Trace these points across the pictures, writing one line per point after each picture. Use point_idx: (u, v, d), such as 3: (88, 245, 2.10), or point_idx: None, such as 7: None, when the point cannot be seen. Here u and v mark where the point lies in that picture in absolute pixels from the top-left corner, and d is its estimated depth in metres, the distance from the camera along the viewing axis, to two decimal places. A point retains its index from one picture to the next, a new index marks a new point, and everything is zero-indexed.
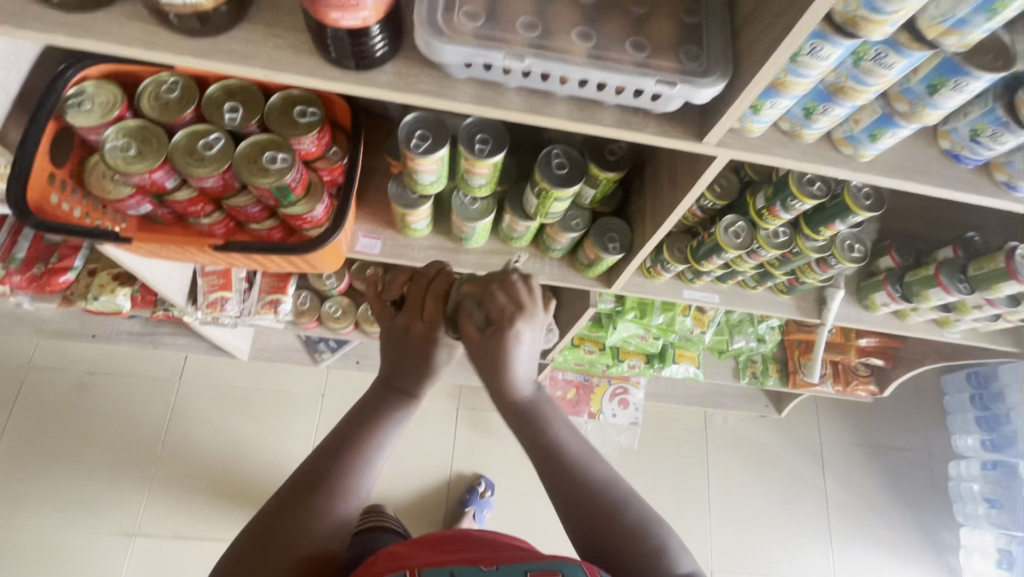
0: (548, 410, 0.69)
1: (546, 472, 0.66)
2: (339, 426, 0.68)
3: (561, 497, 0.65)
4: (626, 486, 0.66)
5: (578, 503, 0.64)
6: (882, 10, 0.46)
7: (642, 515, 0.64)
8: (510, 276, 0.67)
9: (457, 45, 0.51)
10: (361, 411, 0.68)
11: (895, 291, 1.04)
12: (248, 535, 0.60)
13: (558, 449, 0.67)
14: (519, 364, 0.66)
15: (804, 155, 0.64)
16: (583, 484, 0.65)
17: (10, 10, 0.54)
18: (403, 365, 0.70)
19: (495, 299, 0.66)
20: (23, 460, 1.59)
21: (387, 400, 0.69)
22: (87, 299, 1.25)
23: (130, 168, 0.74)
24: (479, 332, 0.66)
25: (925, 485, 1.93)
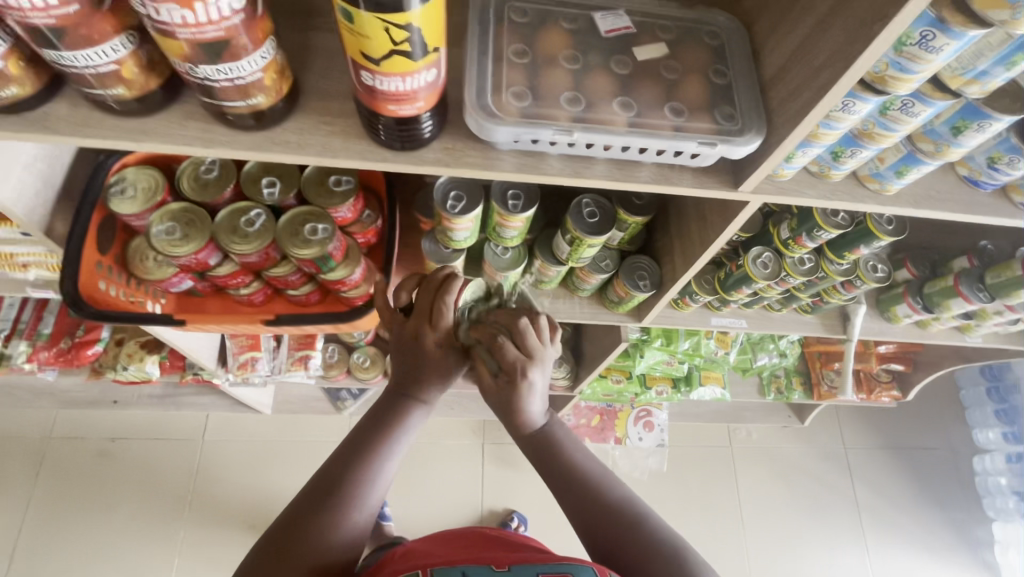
0: (562, 436, 0.79)
1: (565, 490, 0.76)
2: (353, 434, 0.77)
3: (580, 511, 0.74)
4: (641, 505, 0.74)
5: (595, 517, 0.73)
6: (910, 69, 0.49)
7: (659, 532, 0.71)
8: (520, 327, 0.73)
9: (508, 125, 0.54)
10: (384, 416, 0.77)
11: (917, 302, 1.06)
12: (271, 536, 0.68)
13: (573, 467, 0.77)
14: (530, 404, 0.75)
15: (833, 193, 0.66)
16: (600, 501, 0.74)
17: (74, 119, 0.56)
18: (412, 373, 0.78)
19: (506, 352, 0.73)
20: (45, 538, 1.52)
21: (399, 406, 0.78)
22: (116, 369, 1.25)
23: (177, 252, 0.76)
24: (494, 379, 0.75)
25: (953, 482, 1.92)
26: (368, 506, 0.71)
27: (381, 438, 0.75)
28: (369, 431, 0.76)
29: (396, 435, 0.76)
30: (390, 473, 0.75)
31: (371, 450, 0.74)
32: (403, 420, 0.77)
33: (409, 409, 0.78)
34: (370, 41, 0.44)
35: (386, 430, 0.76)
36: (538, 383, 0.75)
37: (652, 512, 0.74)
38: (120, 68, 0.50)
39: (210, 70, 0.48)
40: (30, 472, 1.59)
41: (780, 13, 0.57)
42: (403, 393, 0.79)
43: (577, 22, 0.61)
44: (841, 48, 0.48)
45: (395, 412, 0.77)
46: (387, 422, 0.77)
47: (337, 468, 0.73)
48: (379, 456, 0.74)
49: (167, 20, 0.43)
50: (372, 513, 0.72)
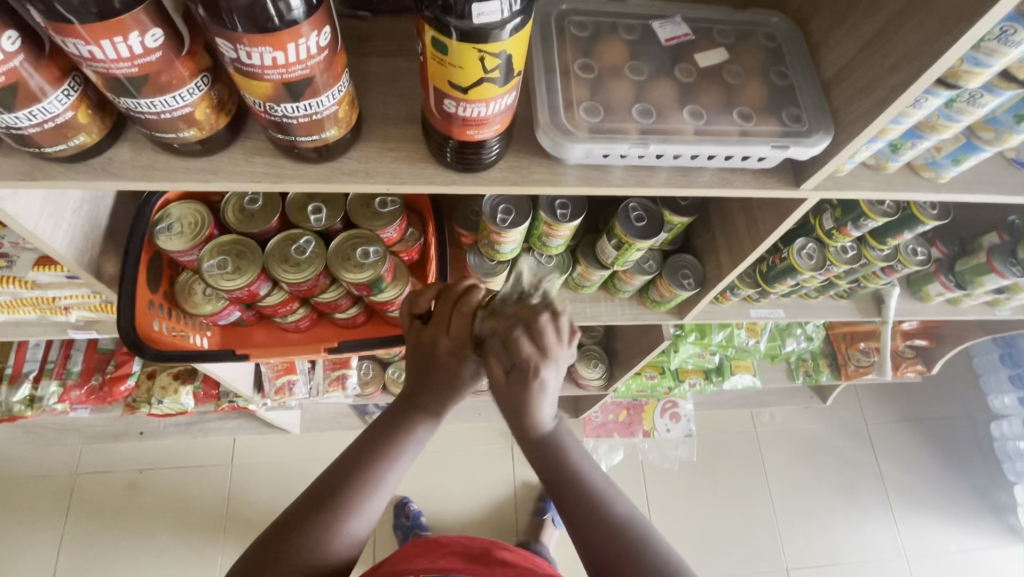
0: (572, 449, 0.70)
1: (568, 509, 0.69)
2: (355, 444, 0.74)
3: (580, 530, 0.68)
4: (648, 527, 0.68)
5: (596, 534, 0.67)
6: (985, 64, 0.49)
7: (662, 558, 0.65)
8: (538, 320, 0.61)
9: (582, 142, 0.55)
10: (386, 425, 0.74)
11: (949, 280, 1.08)
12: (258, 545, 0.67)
13: (578, 482, 0.69)
14: (542, 406, 0.66)
15: (890, 184, 0.67)
16: (600, 520, 0.67)
17: (140, 162, 0.55)
18: (422, 386, 0.73)
19: (518, 346, 0.61)
20: None
21: (406, 419, 0.73)
22: (151, 403, 1.24)
23: (229, 285, 0.76)
24: (506, 374, 0.65)
25: (971, 450, 1.95)
26: (368, 511, 0.70)
27: (383, 446, 0.72)
28: (368, 440, 0.73)
29: (399, 445, 0.72)
30: (393, 478, 0.73)
31: (370, 459, 0.71)
32: (406, 430, 0.73)
33: (418, 421, 0.73)
34: (458, 69, 0.44)
35: (387, 440, 0.72)
36: (550, 384, 0.64)
37: (660, 537, 0.67)
38: (193, 111, 0.49)
39: (289, 108, 0.47)
40: (61, 512, 1.50)
41: (841, 12, 0.57)
42: (405, 399, 0.74)
43: (635, 32, 0.63)
44: (919, 46, 0.48)
45: (398, 421, 0.73)
46: (389, 431, 0.73)
47: (335, 475, 0.71)
48: (380, 463, 0.71)
49: (256, 62, 0.43)
50: (373, 515, 0.71)
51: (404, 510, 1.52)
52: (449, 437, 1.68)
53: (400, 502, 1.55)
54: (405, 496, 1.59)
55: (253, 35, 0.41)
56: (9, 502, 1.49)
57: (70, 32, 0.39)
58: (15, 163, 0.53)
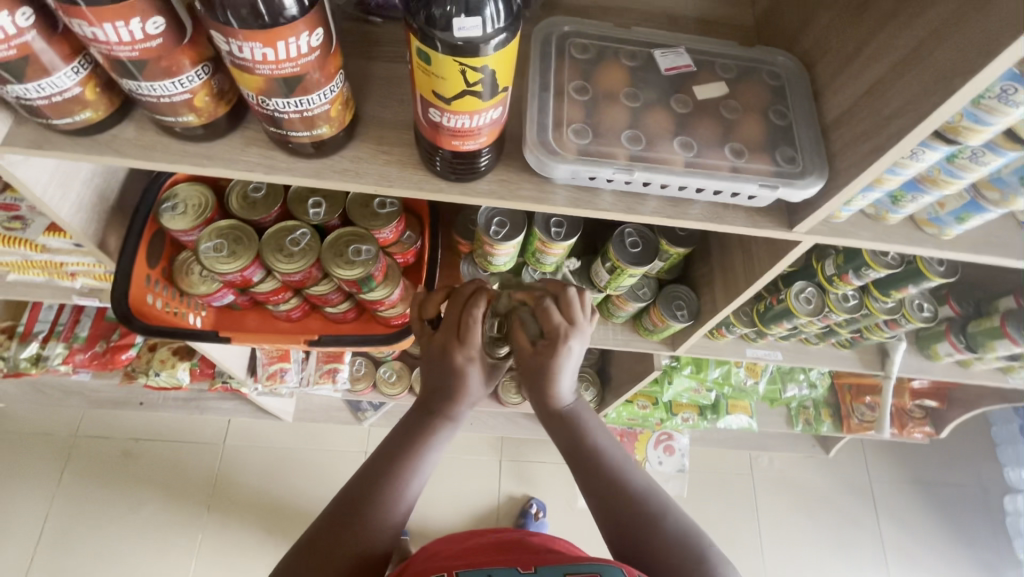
0: (589, 426, 0.76)
1: (589, 479, 0.74)
2: (382, 446, 0.76)
3: (603, 506, 0.72)
4: (665, 498, 0.72)
5: (619, 507, 0.71)
6: (985, 121, 0.48)
7: (682, 526, 0.69)
8: (566, 294, 0.70)
9: (567, 163, 0.56)
10: (407, 431, 0.75)
11: (959, 341, 1.03)
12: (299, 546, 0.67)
13: (593, 459, 0.74)
14: (563, 376, 0.71)
15: (889, 236, 0.65)
16: (622, 495, 0.71)
17: (144, 142, 0.57)
18: (439, 392, 0.75)
19: (548, 314, 0.69)
20: (64, 543, 1.46)
21: (431, 423, 0.75)
22: (149, 374, 1.28)
23: (223, 269, 0.78)
24: (532, 344, 0.71)
25: (983, 523, 1.82)
26: (396, 516, 0.70)
27: (405, 451, 0.73)
28: (391, 445, 0.75)
29: (422, 450, 0.74)
30: (418, 482, 0.74)
31: (395, 465, 0.72)
32: (427, 434, 0.75)
33: (440, 424, 0.75)
34: (442, 80, 0.44)
35: (409, 444, 0.74)
36: (574, 353, 0.71)
37: (676, 506, 0.72)
38: (192, 97, 0.51)
39: (281, 103, 0.49)
40: (54, 472, 1.53)
41: (845, 57, 0.57)
42: (425, 406, 0.76)
43: (637, 59, 0.63)
44: (914, 98, 0.47)
45: (419, 425, 0.75)
46: (411, 436, 0.75)
47: (364, 479, 0.72)
48: (406, 465, 0.73)
49: (248, 56, 0.44)
50: (402, 518, 0.71)
51: None
52: None
53: None
54: None
55: (248, 29, 0.42)
56: (8, 456, 1.53)
57: (76, 14, 0.42)
58: (27, 131, 0.56)
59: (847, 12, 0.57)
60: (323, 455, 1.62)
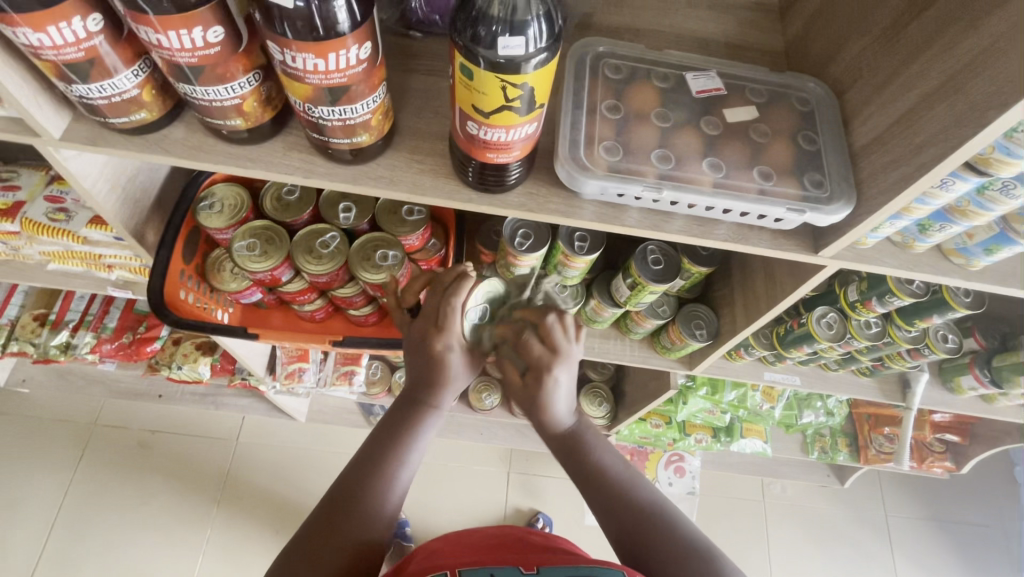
0: (590, 441, 0.74)
1: (596, 495, 0.73)
2: (367, 444, 0.75)
3: (613, 521, 0.71)
4: (674, 511, 0.71)
5: (621, 513, 0.71)
6: (1017, 154, 0.48)
7: (694, 539, 0.68)
8: (545, 322, 0.68)
9: (596, 178, 0.57)
10: (393, 422, 0.75)
11: (984, 374, 1.01)
12: (292, 547, 0.67)
13: (598, 475, 0.73)
14: (557, 405, 0.70)
15: (915, 265, 0.65)
16: (630, 509, 0.70)
17: (192, 143, 0.60)
18: (420, 380, 0.74)
19: (529, 346, 0.68)
20: (77, 529, 1.48)
21: (414, 413, 0.74)
22: (171, 367, 1.31)
23: (255, 267, 0.80)
24: (520, 377, 0.70)
25: (1003, 565, 1.76)
26: (390, 505, 0.71)
27: (392, 443, 0.73)
28: (379, 437, 0.75)
29: (409, 441, 0.74)
30: (408, 473, 0.74)
31: (385, 457, 0.73)
32: (413, 426, 0.74)
33: (422, 414, 0.74)
34: (482, 95, 0.46)
35: (395, 437, 0.74)
36: (564, 383, 0.69)
37: (685, 517, 0.71)
38: (241, 102, 0.54)
39: (326, 111, 0.51)
40: (73, 458, 1.56)
41: (876, 86, 0.57)
42: (408, 398, 0.75)
43: (669, 80, 0.65)
44: (946, 129, 0.47)
45: (404, 417, 0.74)
46: (397, 428, 0.74)
47: (352, 478, 0.71)
48: (391, 458, 0.73)
49: (299, 66, 0.46)
50: (395, 507, 0.72)
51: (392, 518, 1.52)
52: (447, 452, 1.67)
53: None
54: None
55: (301, 41, 0.44)
56: (29, 440, 1.57)
57: (143, 21, 0.44)
58: (84, 129, 0.59)
59: (879, 43, 0.58)
60: (334, 456, 1.63)
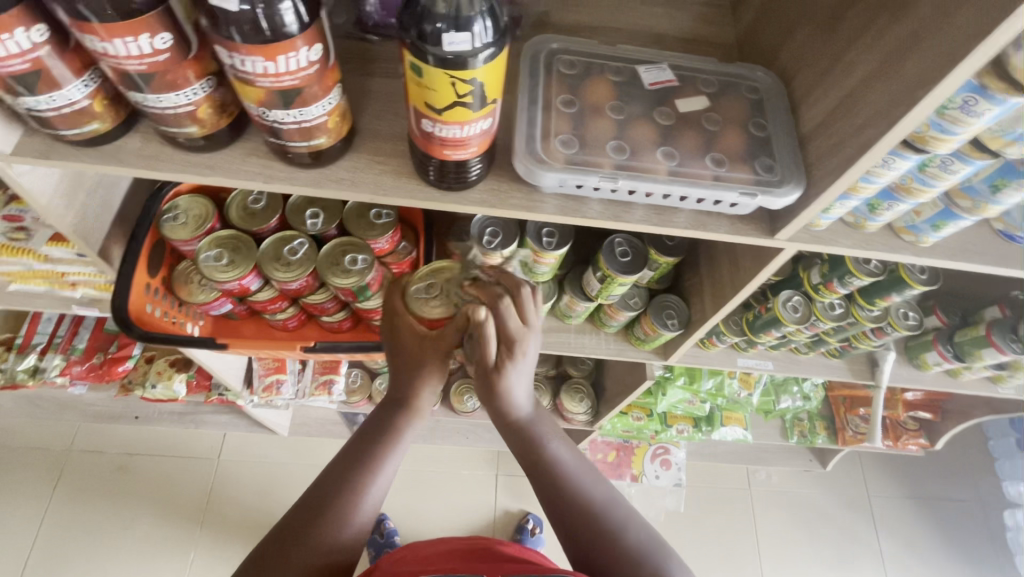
0: (544, 434, 0.75)
1: (545, 490, 0.73)
2: (342, 453, 0.75)
3: (564, 524, 0.71)
4: (628, 512, 0.72)
5: (567, 519, 0.71)
6: (950, 131, 0.51)
7: (645, 538, 0.69)
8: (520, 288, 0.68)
9: (554, 171, 0.58)
10: (371, 427, 0.77)
11: (947, 350, 1.04)
12: (256, 557, 0.66)
13: (551, 469, 0.74)
14: (521, 383, 0.72)
15: (868, 244, 0.67)
16: (580, 512, 0.71)
17: (148, 152, 0.60)
18: (400, 384, 0.77)
19: (504, 316, 0.67)
20: (53, 558, 1.44)
21: (391, 418, 0.76)
22: (145, 386, 1.28)
23: (222, 277, 0.79)
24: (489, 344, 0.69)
25: (982, 538, 1.79)
26: (364, 510, 0.70)
27: (372, 448, 0.74)
28: (356, 444, 0.76)
29: (388, 448, 0.75)
30: (384, 482, 0.74)
31: (361, 463, 0.73)
32: (393, 431, 0.76)
33: (400, 418, 0.76)
34: (433, 92, 0.47)
35: (373, 441, 0.75)
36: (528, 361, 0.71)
37: (638, 517, 0.72)
38: (195, 109, 0.54)
39: (280, 114, 0.51)
40: (47, 486, 1.51)
41: (819, 72, 0.60)
42: (386, 403, 0.77)
43: (622, 74, 0.66)
44: (882, 110, 0.50)
45: (381, 423, 0.76)
46: (376, 433, 0.75)
47: (322, 486, 0.71)
48: (366, 465, 0.73)
49: (249, 70, 0.47)
50: (369, 519, 0.71)
51: (379, 528, 1.50)
52: (434, 457, 1.66)
53: (377, 518, 1.53)
54: (383, 513, 1.56)
55: (249, 44, 0.45)
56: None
57: (88, 29, 0.44)
58: (36, 142, 0.58)
59: (820, 31, 0.60)
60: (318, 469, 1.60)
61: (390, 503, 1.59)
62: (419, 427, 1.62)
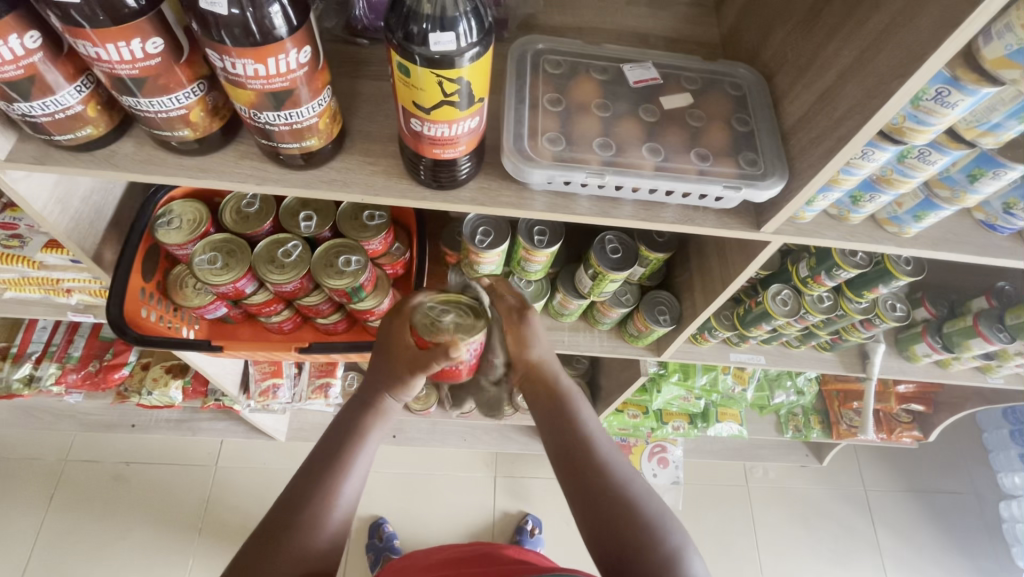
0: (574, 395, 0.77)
1: (564, 452, 0.73)
2: (312, 456, 0.75)
3: (579, 486, 0.71)
4: (644, 481, 0.72)
5: (585, 478, 0.71)
6: (926, 122, 0.52)
7: (658, 509, 0.69)
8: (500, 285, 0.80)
9: (542, 168, 0.59)
10: (343, 426, 0.77)
11: (935, 341, 1.06)
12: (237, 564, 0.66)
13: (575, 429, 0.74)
14: (540, 342, 0.77)
15: (852, 235, 0.68)
16: (600, 473, 0.71)
17: (141, 157, 0.61)
18: (371, 384, 0.77)
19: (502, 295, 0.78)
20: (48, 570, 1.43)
21: (359, 419, 0.76)
22: (141, 393, 1.28)
23: (216, 281, 0.80)
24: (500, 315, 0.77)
25: (979, 531, 1.80)
26: (339, 509, 0.71)
27: (349, 441, 0.75)
28: (333, 437, 0.76)
29: (357, 445, 0.75)
30: (358, 484, 0.74)
31: (337, 458, 0.73)
32: (361, 431, 0.76)
33: (369, 417, 0.76)
34: (421, 91, 0.48)
35: (348, 435, 0.76)
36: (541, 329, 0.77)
37: (650, 487, 0.72)
38: (187, 113, 0.55)
39: (272, 116, 0.52)
40: (43, 497, 1.51)
41: (799, 68, 0.61)
42: (355, 404, 0.78)
43: (607, 73, 0.68)
44: (858, 102, 0.51)
45: (350, 423, 0.76)
46: (351, 428, 0.76)
47: (294, 491, 0.71)
48: (338, 466, 0.73)
49: (240, 72, 0.48)
50: (342, 522, 0.71)
51: (379, 531, 1.50)
52: (432, 460, 1.66)
53: (376, 522, 1.53)
54: (382, 517, 1.56)
55: (240, 47, 0.46)
56: None
57: (80, 35, 0.45)
58: (30, 148, 0.59)
59: (799, 27, 0.62)
60: None
61: (389, 507, 1.59)
62: (417, 430, 1.63)
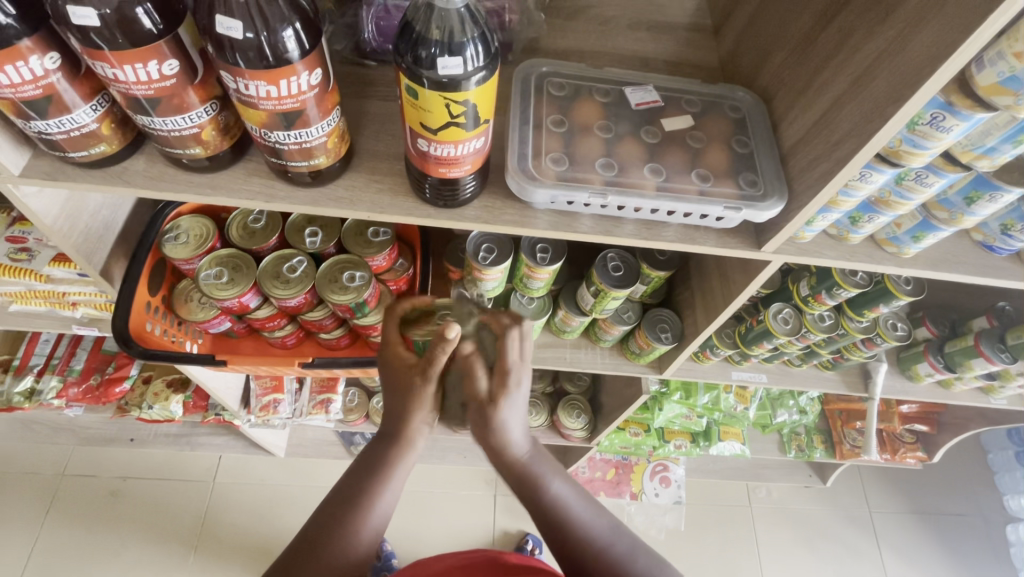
0: (547, 474, 0.73)
1: (547, 524, 0.73)
2: (338, 483, 0.76)
3: (569, 551, 0.71)
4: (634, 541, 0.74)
5: (575, 545, 0.71)
6: (922, 145, 0.53)
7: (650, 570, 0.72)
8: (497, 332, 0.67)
9: (546, 187, 0.61)
10: (369, 456, 0.75)
11: (937, 361, 1.05)
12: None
13: (557, 504, 0.72)
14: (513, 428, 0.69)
15: (853, 255, 0.69)
16: (586, 542, 0.71)
17: (152, 173, 0.62)
18: (390, 414, 0.74)
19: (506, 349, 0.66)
20: None
21: (383, 451, 0.74)
22: (142, 408, 1.28)
23: (222, 295, 0.80)
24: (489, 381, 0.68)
25: (986, 554, 1.77)
26: (364, 536, 0.72)
27: (351, 508, 0.72)
28: (331, 502, 0.74)
29: (380, 480, 0.73)
30: (382, 511, 0.74)
31: (360, 490, 0.73)
32: (385, 463, 0.73)
33: (394, 451, 0.73)
34: (428, 113, 0.49)
35: (361, 482, 0.73)
36: (518, 406, 0.69)
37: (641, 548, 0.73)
38: (200, 131, 0.56)
39: (282, 135, 0.53)
40: (39, 511, 1.49)
41: (798, 91, 0.62)
42: (381, 435, 0.75)
43: (610, 95, 0.70)
44: (856, 126, 0.52)
45: (375, 457, 0.74)
46: (363, 478, 0.74)
47: (322, 518, 0.72)
48: (362, 496, 0.73)
49: (252, 93, 0.49)
50: (364, 548, 0.72)
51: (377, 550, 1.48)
52: (432, 476, 1.65)
53: None
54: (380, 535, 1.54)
55: (253, 69, 0.47)
56: None
57: (99, 56, 0.46)
58: (43, 164, 0.60)
59: (798, 52, 0.63)
60: (315, 491, 1.59)
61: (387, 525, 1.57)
62: None
